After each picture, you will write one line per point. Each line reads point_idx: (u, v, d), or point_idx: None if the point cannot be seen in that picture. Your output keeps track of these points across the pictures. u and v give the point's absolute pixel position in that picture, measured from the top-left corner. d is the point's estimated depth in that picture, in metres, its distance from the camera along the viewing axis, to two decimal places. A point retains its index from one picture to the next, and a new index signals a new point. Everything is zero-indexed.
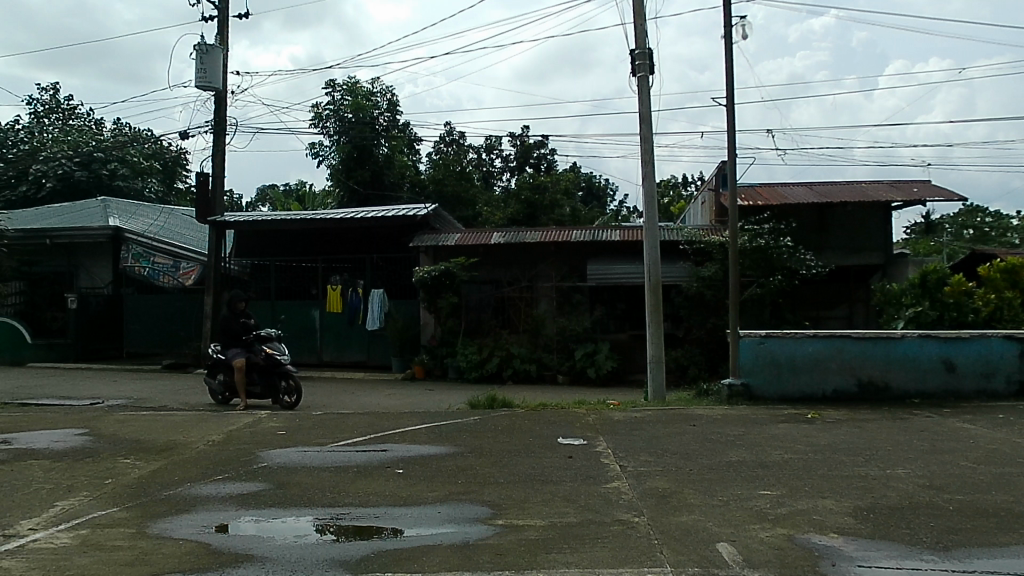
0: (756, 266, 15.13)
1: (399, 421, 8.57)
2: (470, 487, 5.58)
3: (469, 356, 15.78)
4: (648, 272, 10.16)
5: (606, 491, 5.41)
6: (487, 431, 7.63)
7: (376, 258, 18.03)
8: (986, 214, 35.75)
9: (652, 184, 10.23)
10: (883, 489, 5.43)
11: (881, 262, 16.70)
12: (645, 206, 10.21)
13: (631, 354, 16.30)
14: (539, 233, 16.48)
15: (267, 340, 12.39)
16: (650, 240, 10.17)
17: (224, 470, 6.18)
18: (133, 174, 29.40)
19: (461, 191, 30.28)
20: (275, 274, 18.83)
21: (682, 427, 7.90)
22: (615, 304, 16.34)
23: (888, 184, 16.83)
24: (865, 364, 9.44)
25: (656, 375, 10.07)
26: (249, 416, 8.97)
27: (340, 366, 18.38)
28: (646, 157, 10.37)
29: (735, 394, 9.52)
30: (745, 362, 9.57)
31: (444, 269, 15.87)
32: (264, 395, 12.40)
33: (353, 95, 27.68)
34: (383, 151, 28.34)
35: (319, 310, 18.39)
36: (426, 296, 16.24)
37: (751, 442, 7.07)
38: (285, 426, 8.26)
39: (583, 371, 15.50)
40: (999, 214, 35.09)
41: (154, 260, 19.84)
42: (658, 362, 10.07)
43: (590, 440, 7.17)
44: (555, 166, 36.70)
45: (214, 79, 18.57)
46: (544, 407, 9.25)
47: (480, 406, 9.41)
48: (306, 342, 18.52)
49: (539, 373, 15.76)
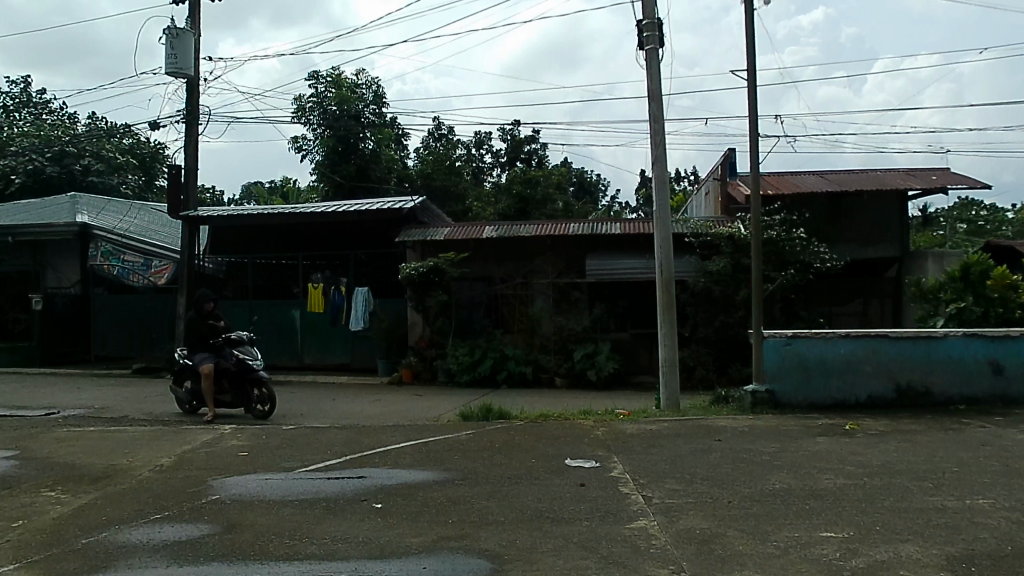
0: (768, 259, 14.15)
1: (381, 436, 7.50)
2: (463, 529, 4.52)
3: (460, 358, 14.70)
4: (660, 267, 9.12)
5: (631, 534, 4.36)
6: (482, 451, 6.57)
7: (360, 254, 16.94)
8: (981, 208, 34.96)
9: (663, 168, 9.20)
10: (973, 528, 4.40)
11: (897, 255, 15.75)
12: (655, 191, 9.19)
13: (634, 355, 15.29)
14: (534, 226, 15.47)
15: (238, 344, 11.26)
16: (662, 230, 9.15)
17: (164, 507, 5.10)
18: (110, 170, 28.09)
19: (451, 186, 29.22)
20: (254, 272, 17.79)
21: (707, 442, 6.86)
22: (617, 301, 15.31)
23: (905, 172, 15.87)
24: (904, 367, 8.46)
25: (670, 380, 9.02)
26: (209, 432, 7.88)
27: (323, 369, 17.30)
28: (655, 138, 9.33)
29: (760, 402, 8.46)
30: (770, 366, 8.53)
31: (433, 264, 14.86)
32: (235, 403, 11.35)
33: (337, 87, 26.43)
34: (368, 146, 27.27)
35: (300, 309, 17.31)
36: (414, 295, 15.19)
37: (794, 462, 6.04)
38: (250, 445, 7.17)
39: (583, 373, 14.43)
40: (995, 207, 34.30)
41: (124, 258, 18.55)
42: (672, 366, 9.03)
43: (604, 462, 6.14)
44: (547, 162, 35.61)
45: (186, 65, 17.40)
46: (546, 419, 8.18)
47: (473, 418, 8.35)
48: (287, 344, 17.43)
49: (535, 376, 14.70)
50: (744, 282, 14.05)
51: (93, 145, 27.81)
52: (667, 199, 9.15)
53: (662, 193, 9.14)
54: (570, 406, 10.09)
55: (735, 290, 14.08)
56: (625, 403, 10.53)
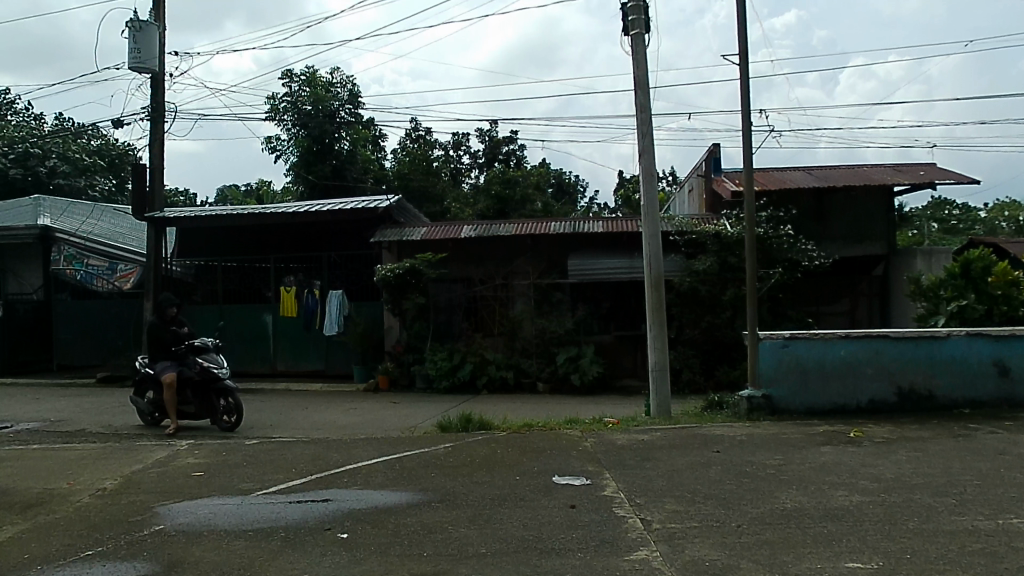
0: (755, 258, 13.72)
1: (351, 451, 6.92)
2: (440, 564, 3.97)
3: (439, 364, 14.12)
4: (649, 266, 8.61)
5: (632, 568, 3.83)
6: (461, 468, 6.00)
7: (334, 256, 16.30)
8: (954, 206, 34.89)
9: (651, 160, 8.70)
10: (1014, 555, 3.92)
11: (885, 252, 15.39)
12: (643, 185, 8.70)
13: (618, 358, 14.80)
14: (514, 225, 14.93)
15: (202, 351, 10.54)
16: (650, 226, 8.65)
17: (101, 541, 4.50)
18: (76, 172, 27.14)
19: (428, 186, 28.58)
20: (223, 276, 17.08)
21: (704, 454, 6.35)
22: (600, 302, 14.82)
23: (892, 167, 15.52)
24: (905, 369, 8.02)
25: (660, 385, 8.51)
26: (164, 449, 7.25)
27: (296, 376, 16.63)
28: (642, 129, 8.84)
29: (757, 408, 7.97)
30: (766, 371, 8.04)
31: (410, 266, 14.28)
32: (200, 415, 10.64)
33: (312, 86, 25.58)
34: (344, 146, 26.71)
35: (272, 314, 16.65)
36: (390, 298, 14.59)
37: (801, 477, 5.55)
38: (207, 462, 6.56)
39: (567, 377, 13.90)
40: (968, 205, 34.28)
41: (88, 263, 18.06)
42: (662, 370, 8.53)
43: (595, 479, 5.60)
44: (525, 162, 35.10)
45: (149, 59, 16.67)
46: (530, 429, 7.64)
47: (451, 429, 7.80)
48: (258, 350, 16.77)
49: (517, 381, 14.17)
50: (731, 282, 13.62)
51: (58, 146, 26.86)
52: (656, 194, 8.65)
53: (651, 187, 8.65)
54: (555, 414, 9.55)
55: (722, 290, 13.65)
56: (612, 411, 10.02)
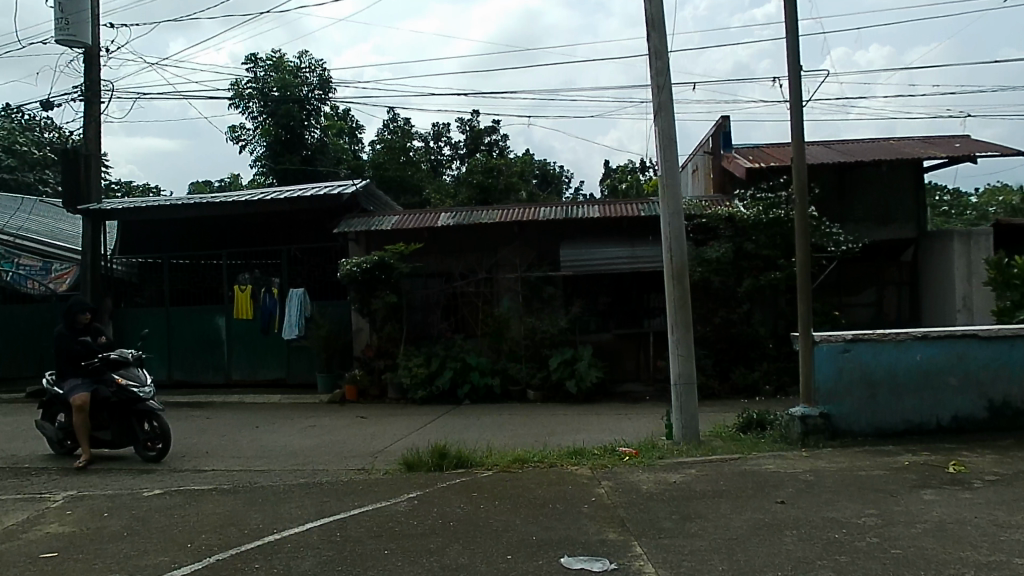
0: (774, 243, 12.00)
1: (282, 507, 5.07)
2: None
3: (414, 371, 12.28)
4: (668, 253, 6.83)
5: None
6: (429, 543, 4.18)
7: (294, 250, 14.44)
8: (946, 192, 33.26)
9: (668, 120, 6.88)
10: None
11: (914, 235, 13.73)
12: (660, 151, 6.90)
13: (618, 360, 13.02)
14: (498, 212, 13.12)
15: (121, 365, 8.55)
16: (670, 205, 6.84)
17: None
18: (25, 166, 24.80)
19: (406, 177, 26.66)
20: (170, 274, 15.16)
21: (765, 508, 4.57)
22: (596, 297, 13.06)
23: (921, 140, 13.86)
24: (998, 377, 6.30)
25: (686, 402, 6.72)
26: (33, 507, 5.35)
27: (254, 386, 14.74)
28: (657, 81, 6.99)
29: (814, 432, 6.19)
30: (824, 383, 6.28)
31: (379, 259, 12.44)
32: (118, 443, 8.68)
33: (278, 71, 23.95)
34: (314, 135, 24.75)
35: (226, 317, 14.77)
36: (358, 296, 12.75)
37: (923, 552, 3.79)
38: (76, 532, 4.68)
39: (561, 383, 12.09)
40: (962, 191, 32.67)
41: (19, 262, 15.75)
42: (687, 385, 6.73)
43: (624, 560, 3.81)
44: (509, 152, 33.27)
45: (80, 33, 14.62)
46: (524, 467, 5.83)
47: (421, 466, 5.99)
48: (210, 358, 14.87)
49: (504, 389, 12.34)
50: (747, 272, 11.94)
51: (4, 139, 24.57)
52: (674, 164, 6.86)
53: (668, 156, 6.87)
54: (555, 442, 7.72)
55: (738, 281, 11.98)
56: (624, 434, 8.23)
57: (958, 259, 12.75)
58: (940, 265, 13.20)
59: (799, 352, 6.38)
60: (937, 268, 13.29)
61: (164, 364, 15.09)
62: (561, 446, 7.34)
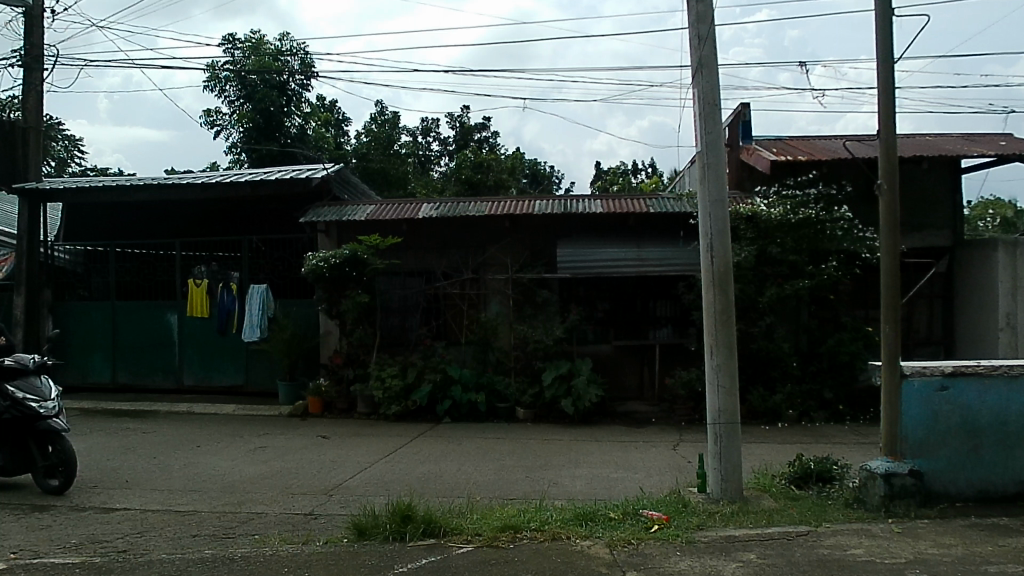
0: (801, 248, 10.48)
1: None
2: None
3: (386, 384, 10.67)
4: (709, 255, 5.27)
5: None
6: None
7: (256, 241, 12.82)
8: None
9: (712, 82, 5.32)
10: None
11: (949, 244, 12.28)
12: (700, 123, 5.34)
13: (617, 376, 11.48)
14: (487, 204, 11.54)
15: (17, 374, 6.90)
16: (712, 192, 5.27)
17: None
18: None
19: (391, 170, 25.05)
20: (117, 266, 13.44)
21: None
22: (596, 304, 11.52)
23: (961, 137, 12.40)
24: None
25: (729, 448, 5.18)
26: None
27: (207, 393, 13.10)
28: (698, 29, 5.37)
29: (901, 497, 4.68)
30: (914, 431, 4.90)
31: (350, 254, 10.82)
32: (11, 471, 7.01)
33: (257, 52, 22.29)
34: (294, 125, 22.88)
35: (178, 314, 13.09)
36: (326, 295, 11.13)
37: None
38: None
39: (554, 401, 10.51)
40: None
41: None
42: (730, 426, 5.18)
43: None
44: (499, 149, 31.71)
45: None
46: (519, 542, 4.26)
47: (377, 535, 4.43)
48: (159, 360, 13.21)
49: (488, 407, 10.78)
50: (770, 280, 10.42)
51: None
52: (718, 139, 5.31)
53: (710, 129, 5.31)
54: (551, 496, 6.14)
55: (759, 290, 10.47)
56: (635, 484, 6.67)
57: (1002, 271, 11.27)
58: (980, 278, 11.75)
59: (882, 396, 4.94)
60: (975, 281, 11.85)
61: (108, 365, 13.39)
62: (560, 502, 5.77)
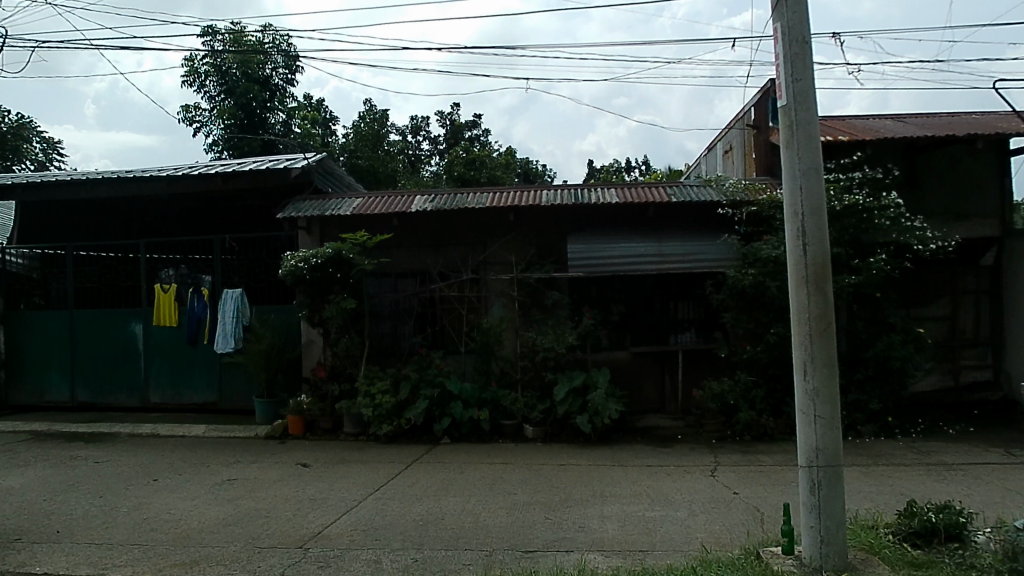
0: (846, 240, 9.22)
1: None
2: None
3: (377, 401, 9.35)
4: (803, 242, 4.01)
5: None
6: None
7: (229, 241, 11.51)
8: None
9: (802, 14, 4.05)
10: None
11: (998, 234, 10.55)
12: (787, 70, 4.07)
13: (636, 387, 10.20)
14: (488, 195, 10.24)
15: None
16: (803, 159, 4.02)
17: None
18: None
19: (379, 168, 23.70)
20: (75, 271, 12.04)
21: None
22: (611, 306, 10.27)
23: (1010, 115, 11.16)
24: None
25: (832, 500, 3.92)
26: None
27: (177, 411, 11.73)
28: None
29: None
30: None
31: (333, 252, 9.50)
32: None
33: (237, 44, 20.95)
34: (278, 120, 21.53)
35: (144, 323, 11.73)
36: (307, 300, 9.80)
37: None
38: None
39: (567, 417, 9.24)
40: None
41: None
42: (833, 469, 3.93)
43: None
44: (492, 147, 30.45)
45: None
46: None
47: None
48: (123, 376, 11.84)
49: (493, 425, 9.49)
50: None
51: None
52: (809, 90, 4.06)
53: (799, 75, 4.05)
54: (583, 557, 4.85)
55: None
56: (683, 535, 5.37)
57: None
58: None
59: None
60: None
61: (65, 383, 12.01)
62: (600, 570, 4.48)
